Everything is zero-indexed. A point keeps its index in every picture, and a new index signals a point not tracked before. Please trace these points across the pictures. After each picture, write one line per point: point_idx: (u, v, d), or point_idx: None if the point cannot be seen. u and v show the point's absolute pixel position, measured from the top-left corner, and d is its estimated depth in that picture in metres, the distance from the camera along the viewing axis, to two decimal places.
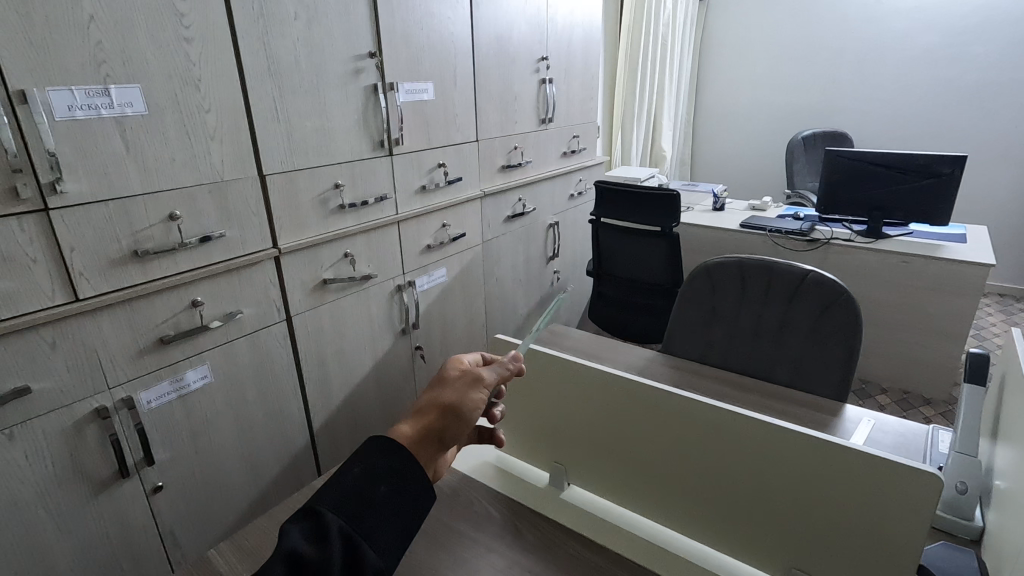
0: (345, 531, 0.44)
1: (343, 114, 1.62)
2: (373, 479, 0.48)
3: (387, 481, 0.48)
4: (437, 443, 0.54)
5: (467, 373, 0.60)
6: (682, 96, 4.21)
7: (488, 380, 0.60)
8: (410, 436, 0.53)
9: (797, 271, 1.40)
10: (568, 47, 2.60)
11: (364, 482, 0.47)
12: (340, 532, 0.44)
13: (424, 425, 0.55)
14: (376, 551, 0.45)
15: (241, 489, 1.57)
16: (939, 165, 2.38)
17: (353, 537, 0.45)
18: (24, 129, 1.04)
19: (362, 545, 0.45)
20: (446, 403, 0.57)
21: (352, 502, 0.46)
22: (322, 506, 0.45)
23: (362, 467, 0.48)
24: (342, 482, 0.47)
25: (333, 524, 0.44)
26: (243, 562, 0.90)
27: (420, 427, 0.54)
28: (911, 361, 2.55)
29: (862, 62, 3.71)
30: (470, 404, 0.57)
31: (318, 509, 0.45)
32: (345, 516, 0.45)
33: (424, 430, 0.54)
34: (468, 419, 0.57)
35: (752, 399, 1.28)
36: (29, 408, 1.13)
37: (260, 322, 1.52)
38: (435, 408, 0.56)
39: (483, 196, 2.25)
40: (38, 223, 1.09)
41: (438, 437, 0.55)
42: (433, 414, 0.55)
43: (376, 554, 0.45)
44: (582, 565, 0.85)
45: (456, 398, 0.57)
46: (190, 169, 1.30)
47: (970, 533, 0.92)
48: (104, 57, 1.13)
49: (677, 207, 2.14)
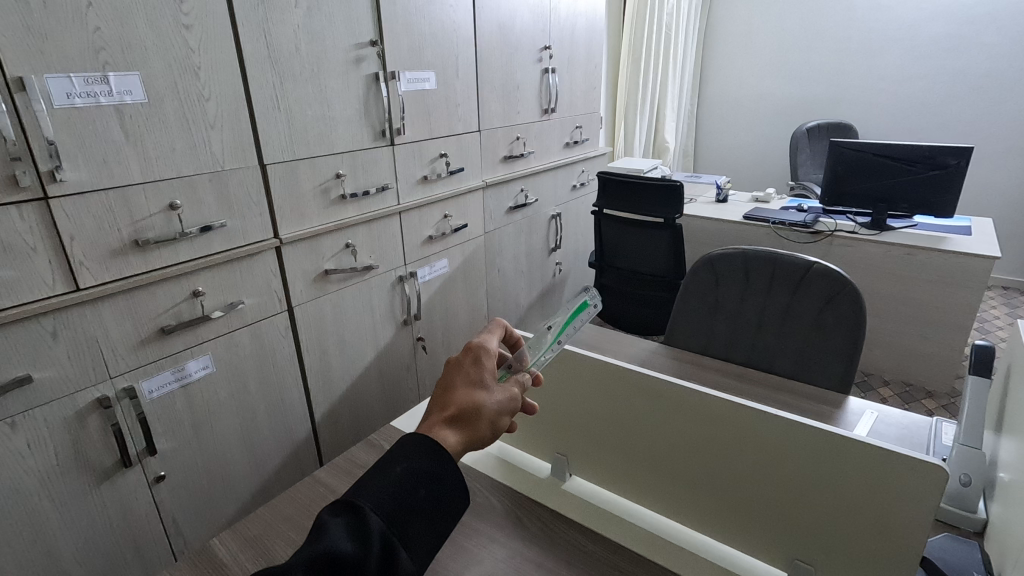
0: (384, 533, 0.43)
1: (344, 103, 1.61)
2: (415, 480, 0.46)
3: (427, 485, 0.46)
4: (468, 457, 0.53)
5: (507, 389, 0.56)
6: (686, 86, 4.18)
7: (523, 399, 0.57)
8: (454, 449, 0.51)
9: (802, 262, 1.39)
10: (571, 36, 2.58)
11: (407, 482, 0.46)
12: (379, 533, 0.43)
13: (466, 437, 0.52)
14: (410, 557, 0.44)
15: (243, 478, 1.58)
16: (945, 157, 2.35)
17: (390, 538, 0.43)
18: (23, 117, 1.03)
19: (398, 548, 0.43)
20: (487, 419, 0.54)
21: (395, 502, 0.45)
22: (364, 503, 0.44)
23: (406, 466, 0.46)
24: (385, 479, 0.46)
25: (374, 524, 0.43)
26: (246, 550, 0.90)
27: (462, 439, 0.52)
28: (915, 354, 2.54)
29: (868, 52, 3.67)
30: (504, 422, 0.56)
31: (360, 505, 0.44)
32: (385, 517, 0.44)
33: (466, 442, 0.52)
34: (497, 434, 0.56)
35: (755, 391, 1.27)
36: (31, 397, 1.13)
37: (261, 312, 1.52)
38: (477, 420, 0.53)
39: (485, 187, 2.24)
40: (37, 211, 1.08)
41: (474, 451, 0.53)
42: (475, 428, 0.53)
43: (410, 559, 0.44)
44: (582, 556, 0.85)
45: (494, 415, 0.54)
46: (190, 158, 1.29)
47: (974, 525, 0.91)
48: (103, 44, 1.12)
49: (680, 198, 2.12)
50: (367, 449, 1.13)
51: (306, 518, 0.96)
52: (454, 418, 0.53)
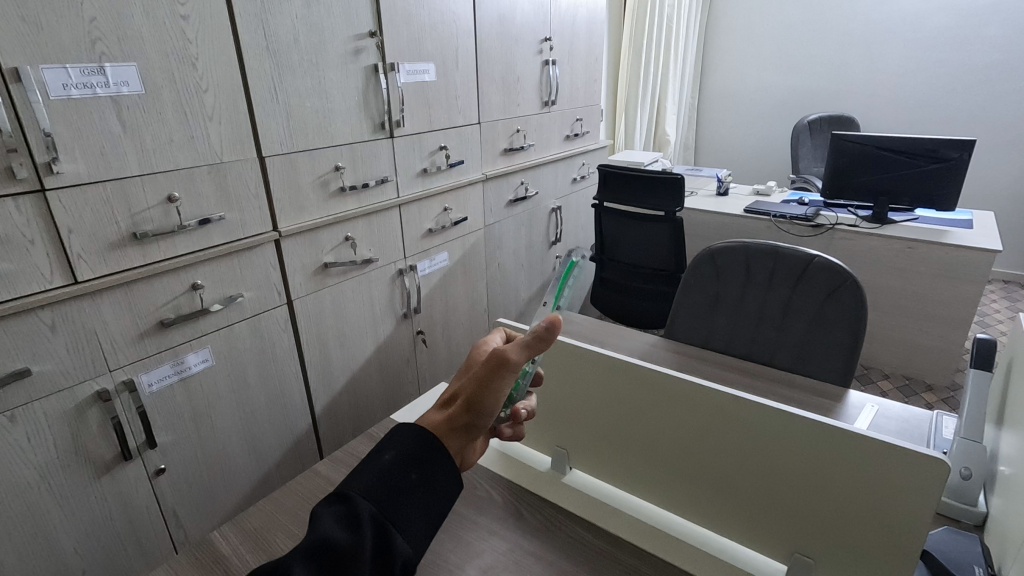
0: (376, 519, 0.43)
1: (343, 95, 1.60)
2: (404, 465, 0.46)
3: (418, 469, 0.46)
4: (462, 435, 0.50)
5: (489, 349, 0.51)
6: (687, 79, 4.16)
7: (520, 360, 0.50)
8: (434, 427, 0.50)
9: (803, 255, 1.38)
10: (571, 28, 2.56)
11: (396, 467, 0.45)
12: (371, 518, 0.43)
13: (449, 416, 0.51)
14: (405, 540, 0.43)
15: (244, 470, 1.58)
16: (947, 149, 2.33)
17: (383, 521, 0.43)
18: (18, 108, 1.02)
19: (391, 531, 0.43)
20: (473, 392, 0.51)
21: (384, 488, 0.44)
22: (354, 492, 0.44)
23: (393, 453, 0.46)
24: (373, 467, 0.45)
25: (364, 510, 0.42)
26: (247, 543, 0.90)
27: (446, 418, 0.50)
28: (915, 348, 2.54)
29: (871, 45, 3.64)
30: (498, 391, 0.51)
31: (350, 493, 0.44)
32: (376, 502, 0.43)
33: (450, 420, 0.50)
34: (496, 408, 0.52)
35: (756, 385, 1.27)
36: (30, 390, 1.13)
37: (261, 305, 1.51)
38: (462, 396, 0.51)
39: (485, 179, 2.23)
40: (35, 204, 1.08)
41: (465, 426, 0.51)
42: (459, 402, 0.51)
43: (405, 542, 0.43)
44: (583, 550, 0.87)
45: (482, 386, 0.50)
46: (188, 150, 1.28)
47: (973, 518, 0.91)
48: (99, 34, 1.10)
49: (681, 192, 2.11)
50: (367, 442, 1.12)
51: (306, 511, 0.96)
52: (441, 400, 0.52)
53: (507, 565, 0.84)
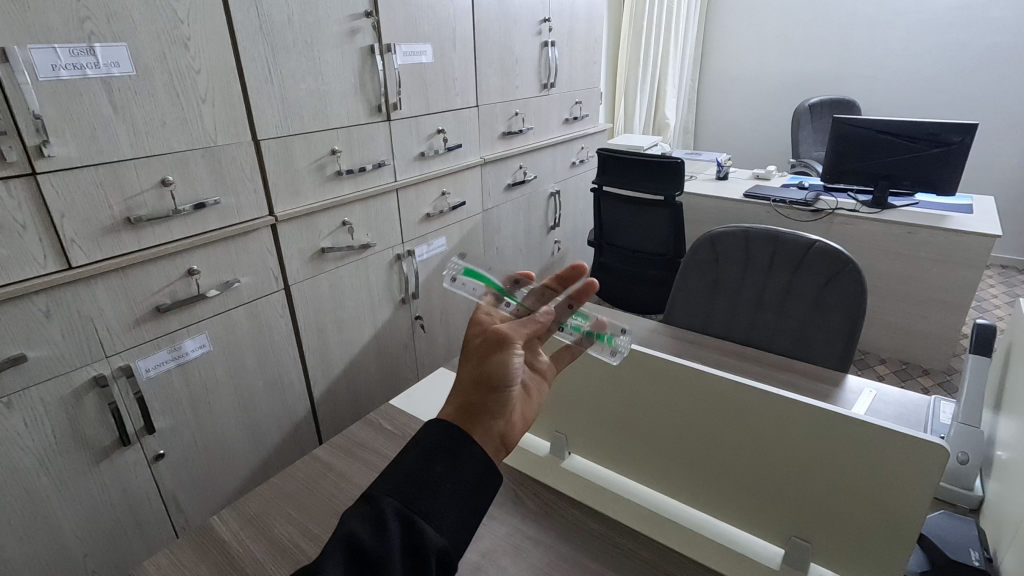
0: (402, 512, 0.45)
1: (339, 76, 1.57)
2: (429, 458, 0.48)
3: (443, 461, 0.48)
4: (475, 417, 0.52)
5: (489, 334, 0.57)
6: (687, 62, 4.11)
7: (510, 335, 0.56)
8: (450, 417, 0.52)
9: (804, 240, 1.37)
10: (570, 9, 2.51)
11: (419, 463, 0.47)
12: (396, 513, 0.45)
13: (457, 400, 0.54)
14: (435, 527, 0.45)
15: (243, 455, 1.59)
16: (948, 134, 2.31)
17: (409, 513, 0.45)
18: (8, 91, 1.00)
19: (420, 524, 0.45)
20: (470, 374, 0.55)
21: (411, 485, 0.46)
22: (378, 492, 0.46)
23: (418, 449, 0.48)
24: (397, 466, 0.48)
25: (388, 507, 0.45)
26: (246, 529, 0.90)
27: (455, 405, 0.53)
28: (912, 332, 2.55)
29: (875, 27, 3.59)
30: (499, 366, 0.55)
31: (375, 494, 0.46)
32: (401, 497, 0.45)
33: (462, 407, 0.53)
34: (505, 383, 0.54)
35: (755, 370, 1.27)
36: (27, 376, 1.12)
37: (259, 290, 1.51)
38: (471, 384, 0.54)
39: (483, 163, 2.21)
40: (26, 188, 1.06)
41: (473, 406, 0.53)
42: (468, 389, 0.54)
43: (437, 532, 0.45)
44: (581, 536, 0.88)
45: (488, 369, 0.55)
46: (181, 132, 1.26)
47: (970, 502, 0.92)
48: (87, 12, 1.08)
49: (680, 176, 2.09)
50: (366, 427, 1.12)
51: (306, 496, 0.96)
52: (457, 392, 0.55)
53: (506, 549, 0.86)
